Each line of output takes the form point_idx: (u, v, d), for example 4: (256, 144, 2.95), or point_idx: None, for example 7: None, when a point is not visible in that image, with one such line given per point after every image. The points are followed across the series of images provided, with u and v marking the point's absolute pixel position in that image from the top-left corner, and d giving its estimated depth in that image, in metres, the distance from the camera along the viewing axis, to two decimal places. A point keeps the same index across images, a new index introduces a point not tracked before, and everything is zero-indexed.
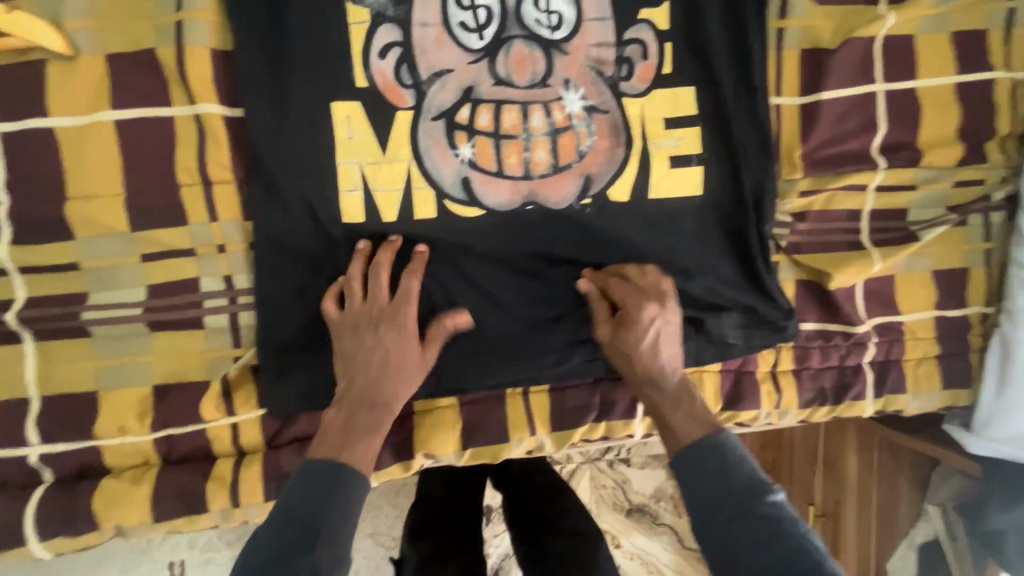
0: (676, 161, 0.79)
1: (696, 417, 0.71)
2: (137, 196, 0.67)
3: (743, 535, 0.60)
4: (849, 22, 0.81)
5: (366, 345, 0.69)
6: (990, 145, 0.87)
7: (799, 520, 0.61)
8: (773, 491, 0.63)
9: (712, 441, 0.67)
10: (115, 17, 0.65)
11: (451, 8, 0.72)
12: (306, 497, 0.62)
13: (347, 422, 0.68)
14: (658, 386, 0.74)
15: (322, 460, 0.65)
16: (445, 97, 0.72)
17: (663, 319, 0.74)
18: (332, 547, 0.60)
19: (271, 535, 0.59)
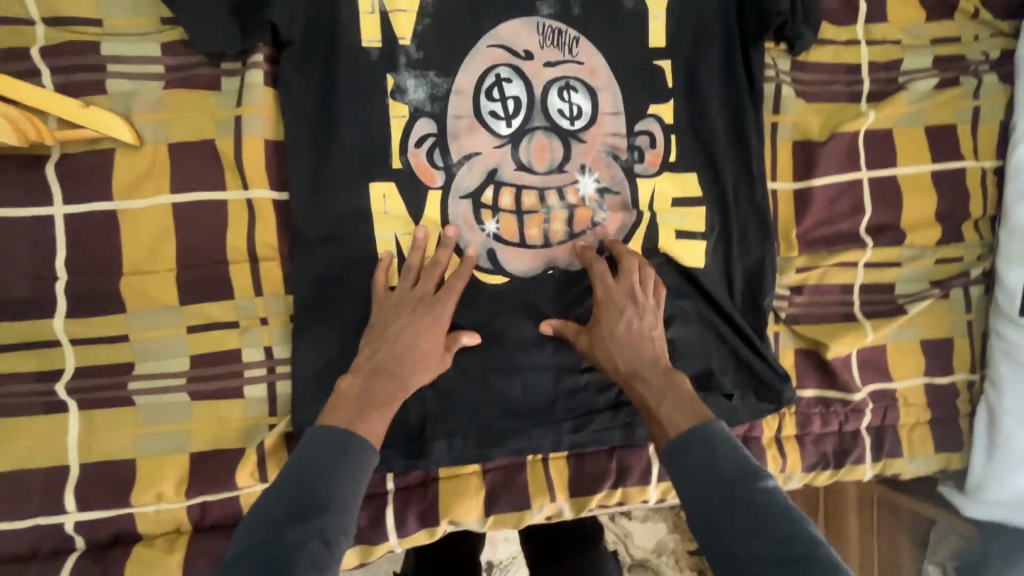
0: (682, 234, 0.86)
1: (684, 400, 0.70)
2: (188, 272, 0.72)
3: (737, 521, 0.58)
4: (835, 117, 0.91)
5: (397, 320, 0.72)
6: (966, 225, 0.96)
7: (789, 505, 0.59)
8: (764, 478, 0.61)
9: (702, 428, 0.65)
10: (177, 109, 0.71)
11: (482, 100, 0.79)
12: (315, 464, 0.60)
13: (361, 393, 0.68)
14: (640, 371, 0.74)
15: (331, 429, 0.63)
16: (471, 180, 0.79)
17: (639, 310, 0.78)
18: (340, 517, 0.58)
19: (279, 501, 0.57)
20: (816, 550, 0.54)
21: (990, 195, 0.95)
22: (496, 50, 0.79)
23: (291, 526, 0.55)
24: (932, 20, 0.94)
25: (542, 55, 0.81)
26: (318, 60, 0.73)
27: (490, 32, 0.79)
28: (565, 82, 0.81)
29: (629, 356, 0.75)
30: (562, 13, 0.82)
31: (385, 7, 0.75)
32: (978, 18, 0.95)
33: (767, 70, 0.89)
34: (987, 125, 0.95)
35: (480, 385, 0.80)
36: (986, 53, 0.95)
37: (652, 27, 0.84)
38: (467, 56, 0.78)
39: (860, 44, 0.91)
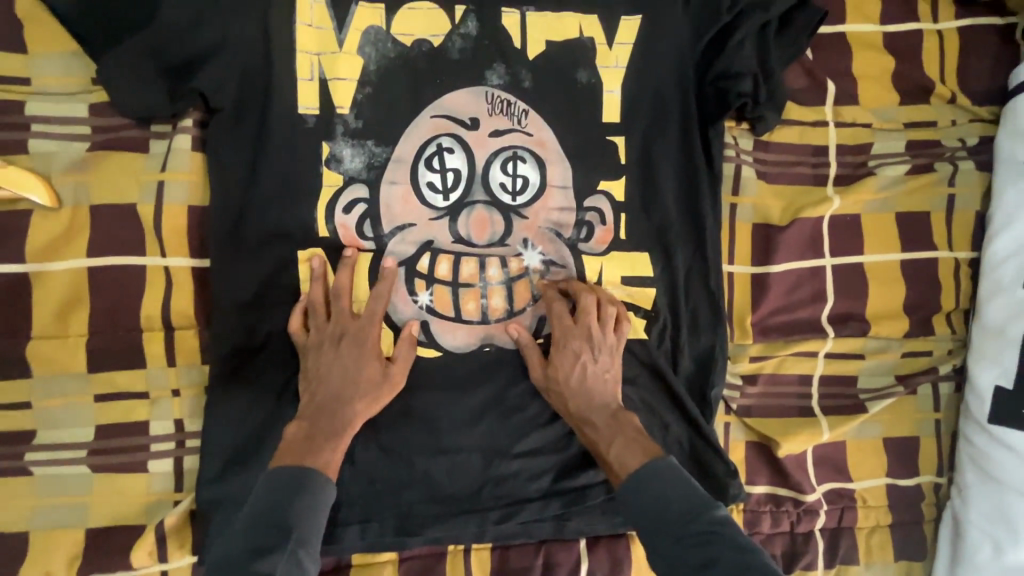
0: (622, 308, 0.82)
1: (633, 441, 0.73)
2: (99, 339, 0.69)
3: (692, 555, 0.62)
4: (796, 201, 0.87)
5: (327, 364, 0.70)
6: (936, 318, 0.91)
7: (739, 530, 0.64)
8: (716, 506, 0.66)
9: (654, 468, 0.69)
10: (102, 171, 0.70)
11: (421, 169, 0.76)
12: (273, 502, 0.62)
13: (306, 433, 0.68)
14: (591, 417, 0.75)
15: (285, 469, 0.65)
16: (404, 249, 0.76)
17: (595, 351, 0.76)
18: (303, 550, 0.60)
19: (240, 539, 0.59)
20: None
21: (963, 287, 0.91)
22: (439, 119, 0.76)
23: (253, 565, 0.57)
24: (905, 103, 0.90)
25: (489, 123, 0.78)
26: (249, 126, 0.72)
27: (435, 100, 0.76)
28: (511, 153, 0.78)
29: (581, 403, 0.75)
30: (512, 82, 0.78)
31: (324, 74, 0.73)
32: (955, 103, 0.91)
33: (726, 150, 0.86)
34: (962, 215, 0.91)
35: (402, 468, 0.76)
36: (963, 139, 0.91)
37: (606, 102, 0.81)
38: (409, 123, 0.75)
39: (827, 126, 0.88)
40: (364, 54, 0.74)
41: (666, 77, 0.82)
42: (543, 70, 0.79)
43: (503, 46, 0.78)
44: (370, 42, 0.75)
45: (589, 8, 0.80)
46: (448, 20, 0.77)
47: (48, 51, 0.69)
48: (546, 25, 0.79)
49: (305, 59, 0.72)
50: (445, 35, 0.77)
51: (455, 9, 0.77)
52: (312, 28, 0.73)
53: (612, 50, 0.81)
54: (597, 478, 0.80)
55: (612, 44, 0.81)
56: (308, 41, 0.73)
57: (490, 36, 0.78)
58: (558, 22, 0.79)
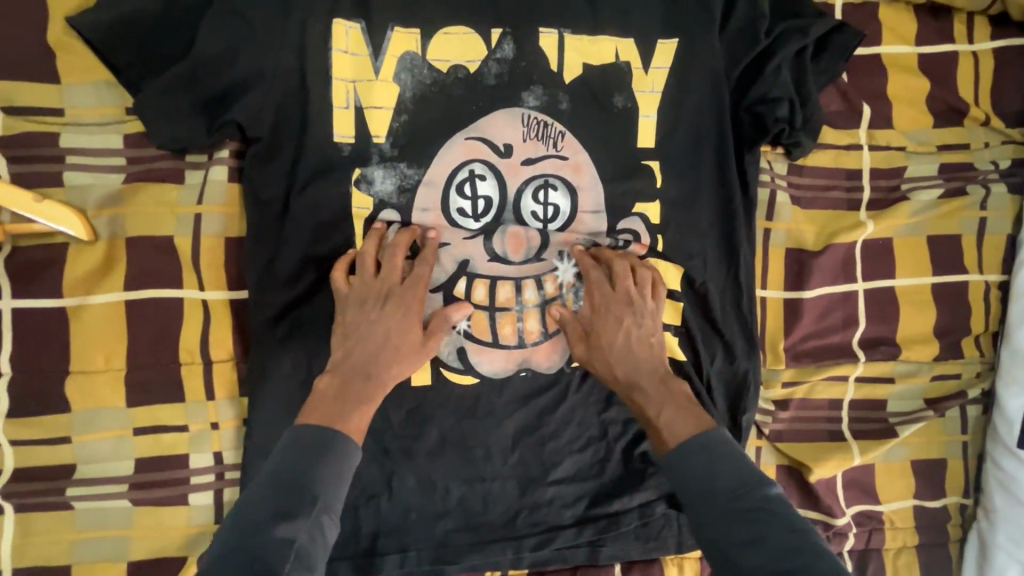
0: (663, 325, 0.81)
1: (684, 409, 0.70)
2: (138, 372, 0.69)
3: (740, 531, 0.60)
4: (830, 224, 0.87)
5: (368, 320, 0.68)
6: (965, 341, 0.91)
7: (791, 511, 0.61)
8: (768, 485, 0.63)
9: (701, 439, 0.66)
10: (138, 204, 0.69)
11: (452, 195, 0.75)
12: (298, 463, 0.60)
13: (338, 392, 0.66)
14: (638, 381, 0.72)
15: (310, 427, 0.63)
16: (442, 272, 0.76)
17: (638, 316, 0.75)
18: (324, 515, 0.59)
19: (263, 497, 0.57)
20: (820, 562, 0.56)
21: (993, 310, 0.91)
22: (473, 144, 0.75)
23: (276, 527, 0.55)
24: (938, 126, 0.90)
25: (522, 150, 0.76)
26: (284, 155, 0.70)
27: (469, 125, 0.75)
28: (543, 181, 0.77)
29: (628, 368, 0.73)
30: (548, 107, 0.77)
31: (360, 102, 0.72)
32: (989, 126, 0.91)
33: (761, 175, 0.85)
34: (993, 238, 0.90)
35: (440, 495, 0.77)
36: (995, 162, 0.91)
37: (643, 127, 0.80)
38: (442, 147, 0.74)
39: (861, 149, 0.88)
40: (400, 80, 0.73)
41: (702, 102, 0.81)
42: (579, 95, 0.78)
43: (539, 70, 0.77)
44: (406, 68, 0.73)
45: (625, 31, 0.79)
46: (484, 46, 0.75)
47: (82, 82, 0.68)
48: (582, 49, 0.78)
49: (340, 86, 0.71)
50: (481, 60, 0.75)
51: (491, 34, 0.76)
52: (347, 55, 0.71)
53: (648, 74, 0.79)
54: (631, 504, 0.81)
55: (649, 68, 0.79)
56: (344, 68, 0.71)
57: (527, 61, 0.76)
58: (594, 46, 0.78)
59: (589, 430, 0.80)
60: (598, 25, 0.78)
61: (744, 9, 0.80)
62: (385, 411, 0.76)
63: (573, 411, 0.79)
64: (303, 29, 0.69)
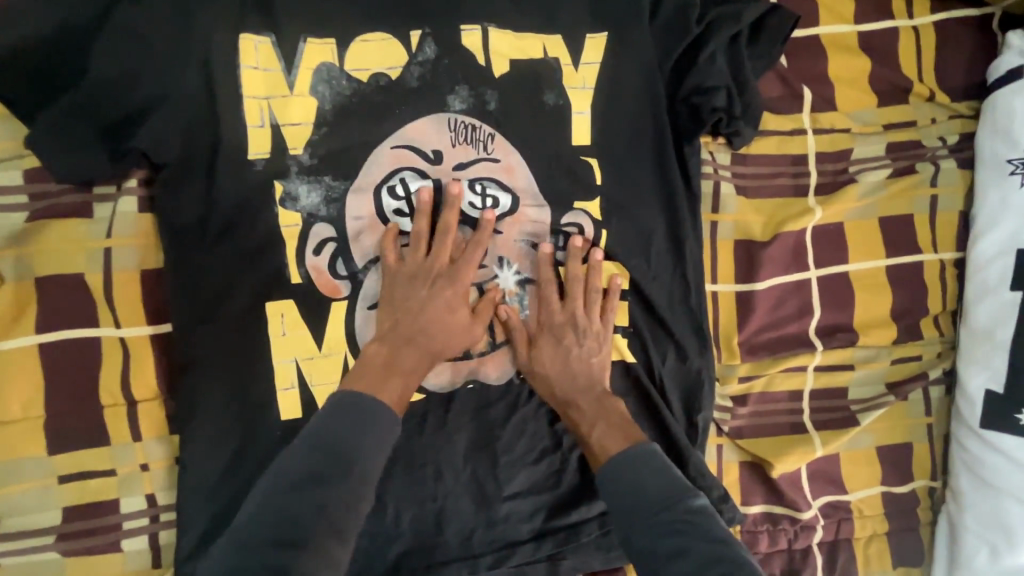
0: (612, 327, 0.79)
1: (616, 426, 0.70)
2: (57, 418, 0.66)
3: (666, 544, 0.60)
4: (778, 213, 0.85)
5: (419, 297, 0.69)
6: (924, 322, 0.89)
7: (716, 521, 0.61)
8: (693, 496, 0.63)
9: (631, 452, 0.66)
10: (45, 242, 0.66)
11: (384, 198, 0.72)
12: (340, 432, 0.59)
13: (385, 362, 0.67)
14: (574, 400, 0.72)
15: (356, 394, 0.62)
16: (380, 287, 0.72)
17: (580, 335, 0.74)
18: (362, 487, 0.58)
19: (302, 461, 0.57)
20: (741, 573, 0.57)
21: (949, 289, 0.89)
22: (400, 150, 0.72)
23: (311, 493, 0.55)
24: (883, 104, 0.88)
25: (452, 155, 0.74)
26: (197, 180, 0.67)
27: (393, 132, 0.72)
28: (476, 183, 0.75)
29: (565, 386, 0.73)
30: (476, 108, 0.74)
31: (276, 119, 0.69)
32: (934, 101, 0.89)
33: (704, 167, 0.83)
34: (945, 215, 0.89)
35: (390, 520, 0.74)
36: (943, 138, 0.89)
37: (576, 124, 0.77)
38: (367, 155, 0.71)
39: (805, 134, 0.85)
40: (318, 93, 0.70)
41: (636, 95, 0.79)
42: (508, 96, 0.76)
43: (463, 72, 0.74)
44: (322, 79, 0.70)
45: (551, 28, 0.76)
46: (404, 50, 0.72)
47: None
48: (507, 48, 0.75)
49: (252, 104, 0.68)
50: (402, 66, 0.72)
51: (410, 37, 0.73)
52: (257, 70, 0.68)
53: (578, 70, 0.77)
54: (590, 513, 0.79)
55: (578, 63, 0.77)
56: (255, 85, 0.68)
57: (450, 64, 0.74)
58: (520, 44, 0.76)
59: (542, 440, 0.78)
60: (523, 23, 0.76)
61: None
62: None
63: (525, 423, 0.77)
64: (208, 45, 0.66)
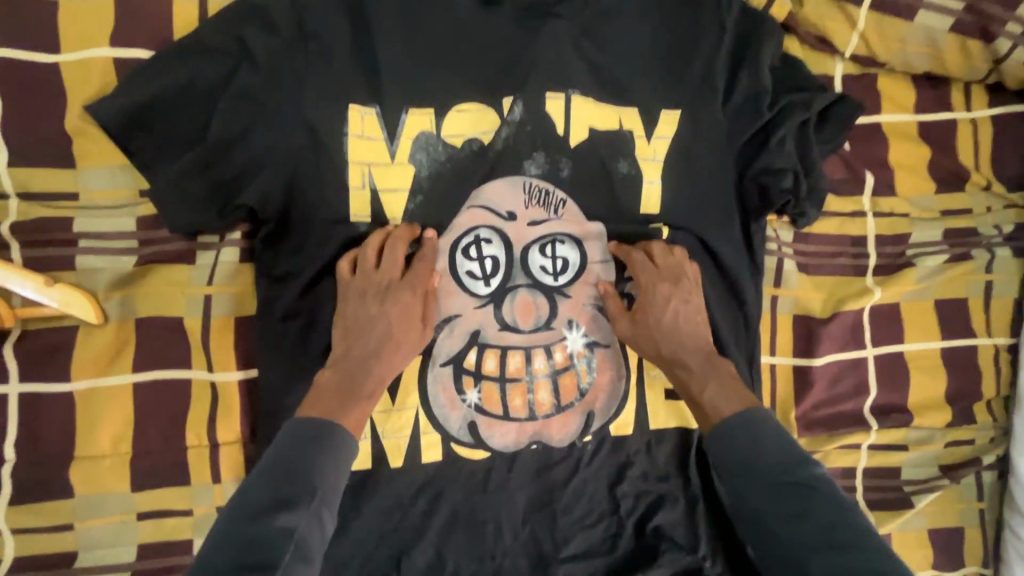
0: (670, 393, 0.81)
1: (727, 387, 0.73)
2: (143, 456, 0.68)
3: (786, 506, 0.62)
4: (837, 291, 0.87)
5: (369, 313, 0.69)
6: (977, 406, 0.90)
7: (836, 490, 0.63)
8: (813, 464, 0.65)
9: (748, 414, 0.69)
10: (150, 285, 0.69)
11: (460, 258, 0.77)
12: (299, 455, 0.59)
13: (340, 385, 0.66)
14: (684, 359, 0.75)
15: (310, 419, 0.62)
16: (452, 344, 0.76)
17: (683, 295, 0.78)
18: (323, 509, 0.58)
19: (261, 489, 0.57)
20: (868, 541, 0.59)
21: (1003, 375, 0.91)
22: (476, 210, 0.77)
23: (273, 518, 0.55)
24: (941, 192, 0.91)
25: (525, 217, 0.78)
26: (295, 234, 0.71)
27: (472, 191, 0.77)
28: (549, 240, 0.79)
29: (672, 344, 0.76)
30: (550, 173, 0.79)
31: (373, 183, 0.73)
32: (990, 191, 0.92)
33: (768, 243, 0.86)
34: (999, 301, 0.91)
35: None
36: (999, 227, 0.92)
37: (646, 195, 0.81)
38: (447, 216, 0.76)
39: (866, 216, 0.88)
40: (416, 160, 0.75)
41: (707, 171, 0.82)
42: (582, 167, 0.80)
43: (545, 142, 0.79)
44: (422, 148, 0.75)
45: (627, 104, 0.81)
46: (495, 115, 0.77)
47: (98, 165, 0.69)
48: (587, 115, 0.80)
49: (356, 168, 0.72)
50: (494, 130, 0.77)
51: (503, 102, 0.77)
52: (362, 138, 0.73)
53: (649, 143, 0.81)
54: None
55: (650, 136, 0.81)
56: (359, 151, 0.72)
57: (532, 130, 0.78)
58: (597, 116, 0.80)
59: (600, 503, 0.79)
60: (602, 99, 0.80)
61: (746, 82, 0.81)
62: (396, 489, 0.74)
63: (585, 484, 0.78)
64: (316, 110, 0.71)
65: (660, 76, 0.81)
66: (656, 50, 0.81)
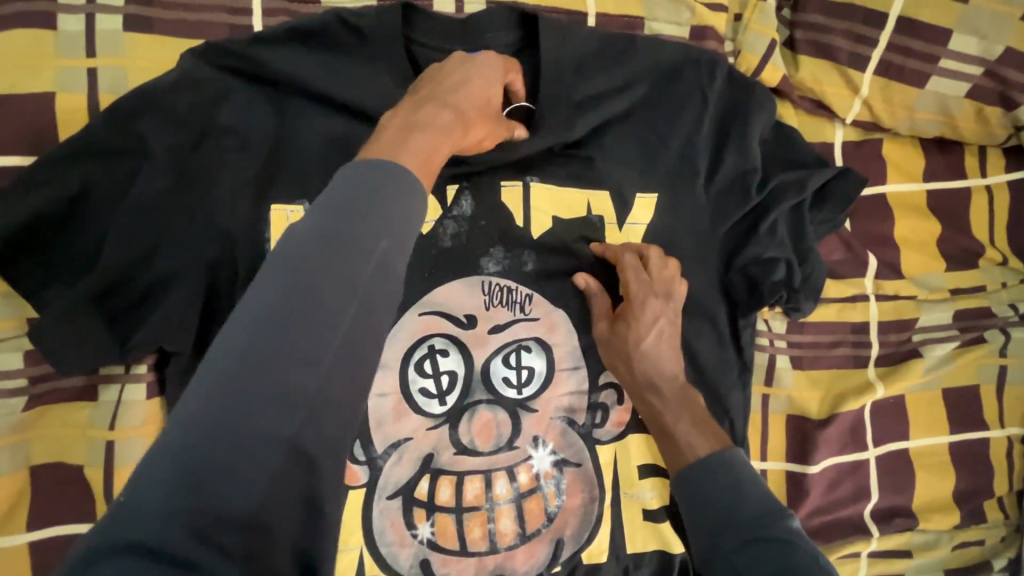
0: (649, 514, 0.73)
1: (700, 423, 0.65)
2: None
3: (762, 565, 0.52)
4: (835, 385, 0.79)
5: (455, 62, 0.60)
6: (988, 503, 0.82)
7: (816, 550, 0.52)
8: (789, 518, 0.55)
9: (718, 457, 0.60)
10: (46, 428, 0.61)
11: (411, 374, 0.68)
12: (346, 221, 0.40)
13: (403, 125, 0.51)
14: (657, 383, 0.68)
15: (363, 170, 0.43)
16: (402, 472, 0.67)
17: (671, 313, 0.69)
18: (338, 323, 0.38)
19: (253, 321, 0.36)
20: None
21: (1016, 467, 0.83)
22: (428, 315, 0.68)
23: (269, 351, 0.35)
24: (952, 269, 0.81)
25: (485, 320, 0.69)
26: None
27: (422, 296, 0.68)
28: (512, 347, 0.69)
29: (647, 367, 0.68)
30: (511, 269, 0.69)
31: None
32: (1006, 265, 0.82)
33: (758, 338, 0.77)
34: (1015, 387, 0.82)
35: None
36: (1015, 305, 0.82)
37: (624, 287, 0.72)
38: (394, 324, 0.67)
39: (867, 299, 0.79)
40: None
41: (690, 260, 0.72)
42: (548, 260, 0.71)
43: (504, 233, 0.69)
44: None
45: (598, 186, 0.71)
46: (438, 203, 0.68)
47: None
48: (550, 203, 0.70)
49: None
50: (435, 220, 0.67)
51: (447, 190, 0.68)
52: None
53: (622, 230, 0.71)
54: None
55: (623, 223, 0.71)
56: None
57: (487, 223, 0.69)
58: (563, 204, 0.70)
59: None
60: (569, 183, 0.70)
61: (733, 161, 0.72)
62: None
63: None
64: (231, 215, 0.60)
65: (636, 153, 0.71)
66: (630, 124, 0.71)
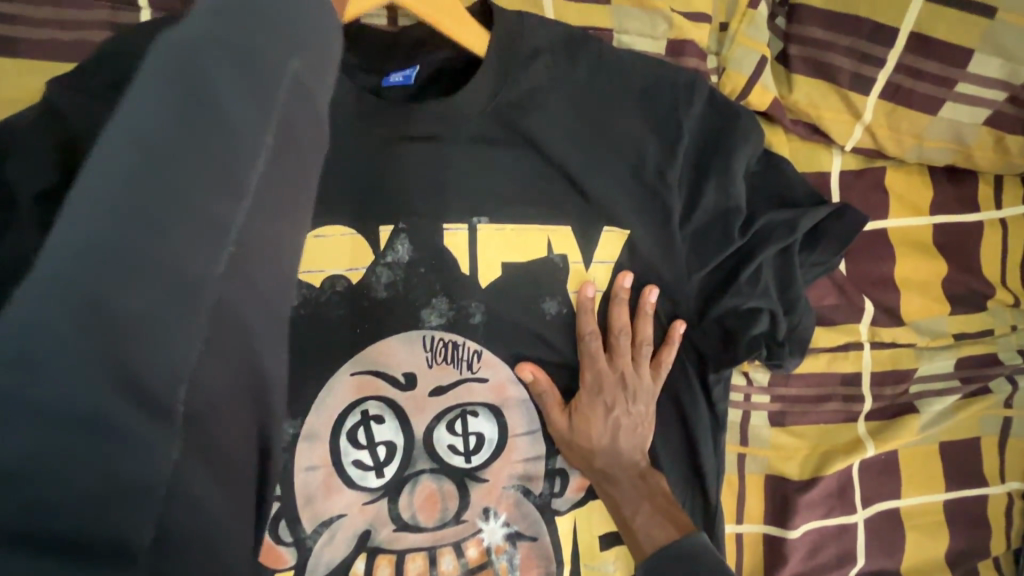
0: None
1: (661, 512, 0.62)
2: None
3: None
4: (824, 441, 0.72)
5: None
6: (983, 563, 0.75)
7: None
8: None
9: (678, 544, 0.58)
10: None
11: (343, 444, 0.59)
12: (228, 31, 0.25)
13: None
14: (613, 474, 0.63)
15: None
16: (334, 552, 0.60)
17: (629, 399, 0.63)
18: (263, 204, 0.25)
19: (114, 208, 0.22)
20: None
21: (1015, 525, 0.76)
22: (362, 377, 0.59)
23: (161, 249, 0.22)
24: (958, 312, 0.72)
25: (427, 381, 0.61)
26: None
27: (355, 354, 0.59)
28: (458, 411, 0.62)
29: (608, 460, 0.63)
30: (456, 322, 0.61)
31: None
32: (1018, 307, 0.73)
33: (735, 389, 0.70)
34: (1018, 440, 0.75)
35: None
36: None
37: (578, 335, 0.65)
38: (323, 389, 0.59)
39: (861, 348, 0.71)
40: None
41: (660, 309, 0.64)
42: (499, 312, 0.62)
43: (447, 282, 0.60)
44: None
45: (556, 221, 0.62)
46: (370, 249, 0.59)
47: None
48: (500, 245, 0.61)
49: None
50: (367, 267, 0.59)
51: (379, 233, 0.59)
52: None
53: (589, 269, 0.63)
54: None
55: (590, 261, 0.63)
56: None
57: (427, 272, 0.60)
58: (515, 245, 0.61)
59: None
60: (522, 223, 0.61)
61: (713, 196, 0.62)
62: None
63: None
64: None
65: (601, 187, 0.61)
66: (594, 154, 0.61)
